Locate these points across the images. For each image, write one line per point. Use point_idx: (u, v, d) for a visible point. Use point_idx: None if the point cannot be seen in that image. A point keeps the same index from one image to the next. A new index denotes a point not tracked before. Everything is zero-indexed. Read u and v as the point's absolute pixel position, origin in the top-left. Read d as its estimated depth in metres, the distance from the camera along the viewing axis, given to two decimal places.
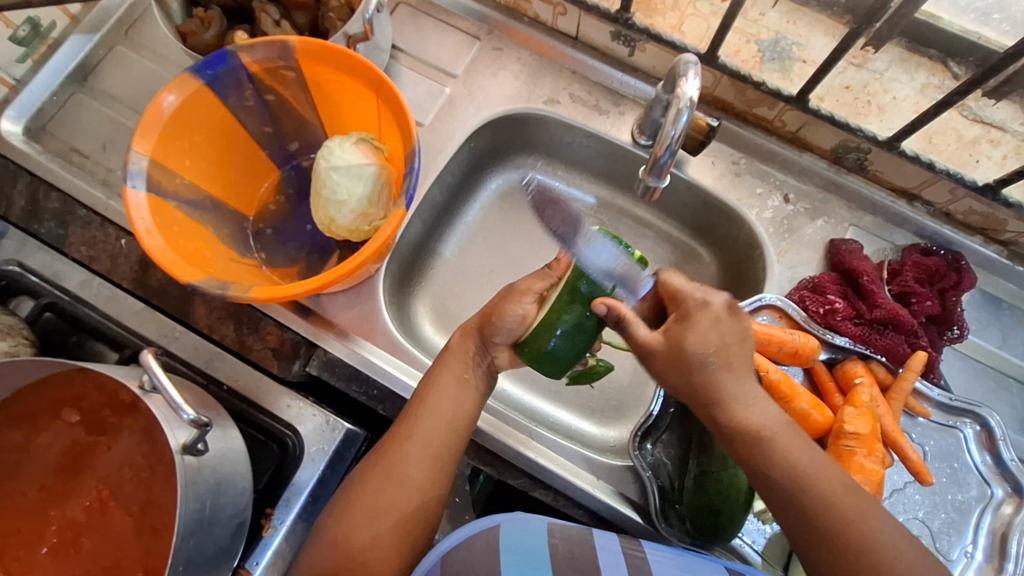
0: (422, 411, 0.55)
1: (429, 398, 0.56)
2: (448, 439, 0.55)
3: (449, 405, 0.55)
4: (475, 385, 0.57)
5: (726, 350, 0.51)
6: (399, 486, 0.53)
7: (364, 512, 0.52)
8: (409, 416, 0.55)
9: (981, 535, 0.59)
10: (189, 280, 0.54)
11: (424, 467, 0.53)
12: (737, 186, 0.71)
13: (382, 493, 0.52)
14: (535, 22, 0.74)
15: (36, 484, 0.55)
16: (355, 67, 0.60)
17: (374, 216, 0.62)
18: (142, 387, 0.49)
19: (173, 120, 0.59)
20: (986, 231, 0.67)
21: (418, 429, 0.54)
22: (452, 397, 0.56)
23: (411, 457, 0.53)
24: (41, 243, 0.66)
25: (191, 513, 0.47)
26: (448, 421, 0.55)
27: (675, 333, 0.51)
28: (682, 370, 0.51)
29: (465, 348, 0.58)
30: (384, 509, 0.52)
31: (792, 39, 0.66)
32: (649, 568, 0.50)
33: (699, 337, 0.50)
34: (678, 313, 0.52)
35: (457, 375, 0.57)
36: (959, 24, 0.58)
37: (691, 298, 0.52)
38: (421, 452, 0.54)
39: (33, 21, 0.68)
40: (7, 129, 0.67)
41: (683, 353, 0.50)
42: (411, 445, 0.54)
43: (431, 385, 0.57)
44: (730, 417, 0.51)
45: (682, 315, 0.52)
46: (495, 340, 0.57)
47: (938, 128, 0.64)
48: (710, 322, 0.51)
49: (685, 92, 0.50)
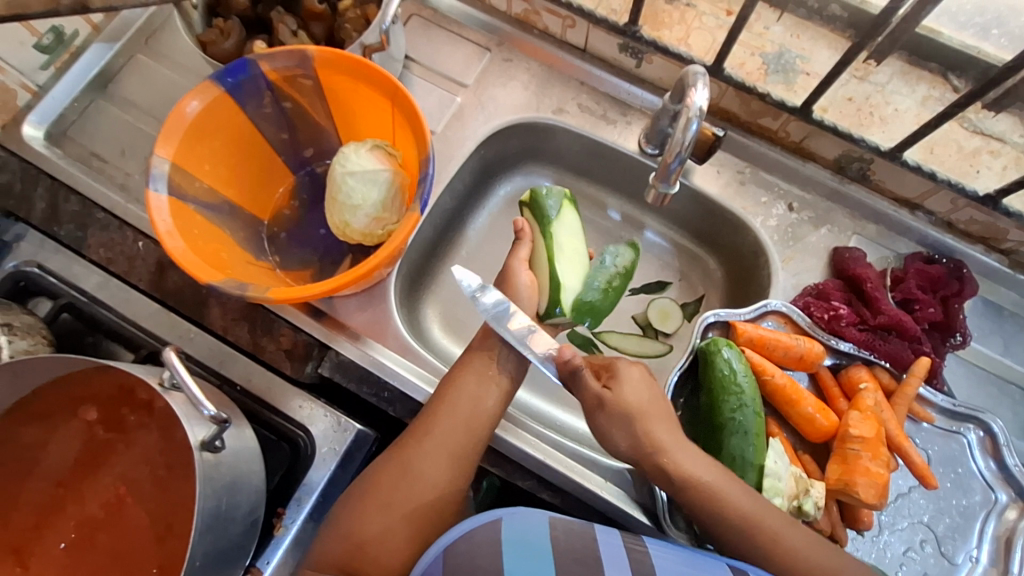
0: (441, 408, 0.57)
1: (449, 395, 0.58)
2: (467, 434, 0.56)
3: (469, 402, 0.57)
4: (498, 382, 0.59)
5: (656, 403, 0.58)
6: (414, 481, 0.54)
7: (377, 506, 0.52)
8: (429, 413, 0.57)
9: (986, 541, 0.60)
10: (208, 280, 0.56)
11: (440, 464, 0.55)
12: (743, 195, 0.72)
13: (397, 488, 0.53)
14: (544, 34, 0.76)
15: (53, 479, 0.56)
16: (371, 76, 0.61)
17: (388, 221, 0.64)
18: (162, 385, 0.50)
19: (195, 124, 0.61)
20: (987, 240, 0.68)
21: (437, 424, 0.56)
22: (472, 394, 0.58)
23: (429, 453, 0.55)
24: (60, 245, 0.68)
25: (208, 508, 0.48)
26: (467, 416, 0.57)
27: (615, 390, 0.58)
28: (622, 424, 0.57)
29: (489, 347, 0.61)
30: (398, 504, 0.53)
31: (796, 52, 0.68)
32: (652, 564, 0.50)
33: (634, 391, 0.58)
34: (609, 374, 0.60)
35: (479, 373, 0.59)
36: (959, 40, 0.60)
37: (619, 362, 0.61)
38: (438, 448, 0.55)
39: (58, 30, 0.68)
40: (29, 134, 0.69)
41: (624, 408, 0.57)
42: (428, 442, 0.55)
43: (452, 383, 0.59)
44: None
45: (614, 375, 0.59)
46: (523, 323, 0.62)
47: (939, 138, 0.65)
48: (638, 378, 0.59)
49: (695, 101, 0.52)
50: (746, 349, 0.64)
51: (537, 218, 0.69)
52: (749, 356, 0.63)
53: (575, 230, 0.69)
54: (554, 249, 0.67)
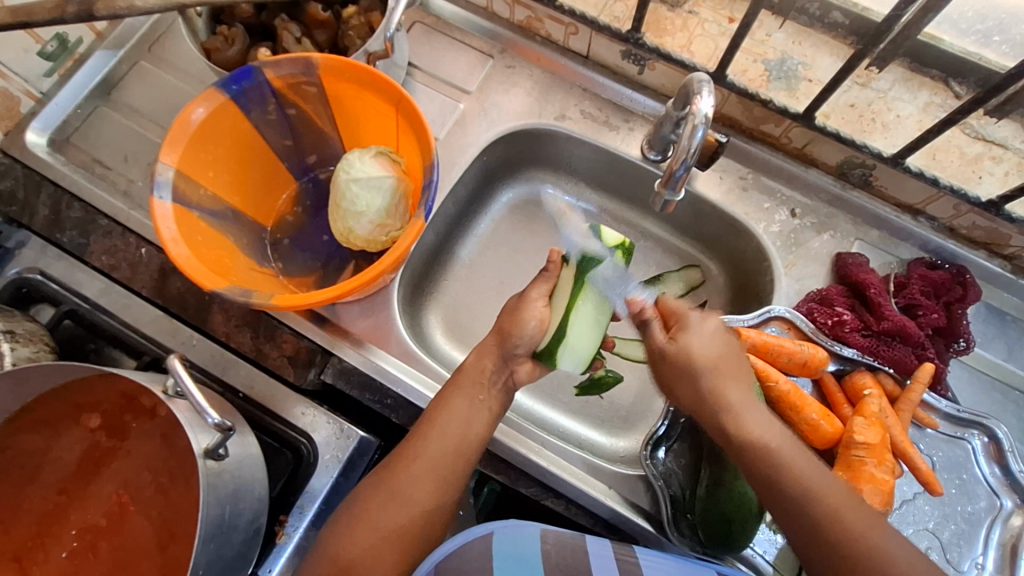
0: (431, 431, 0.56)
1: (439, 417, 0.56)
2: (455, 459, 0.55)
3: (459, 426, 0.56)
4: (487, 407, 0.58)
5: (728, 361, 0.54)
6: (402, 504, 0.53)
7: (366, 527, 0.52)
8: (418, 435, 0.56)
9: (991, 547, 0.59)
10: (212, 287, 0.55)
11: (429, 488, 0.54)
12: (745, 201, 0.72)
13: (385, 511, 0.52)
14: (547, 40, 0.76)
15: (55, 487, 0.55)
16: (375, 83, 0.61)
17: (391, 227, 0.64)
18: (166, 393, 0.50)
19: (199, 132, 0.61)
20: (990, 246, 0.68)
21: (426, 449, 0.55)
22: (462, 418, 0.56)
23: (417, 478, 0.54)
24: (63, 251, 0.68)
25: (211, 517, 0.47)
26: (456, 442, 0.55)
27: (681, 341, 0.54)
28: (688, 379, 0.53)
29: (481, 369, 0.58)
30: (386, 527, 0.52)
31: (797, 59, 0.68)
32: (643, 572, 0.50)
33: (703, 347, 0.53)
34: (678, 324, 0.56)
35: (469, 397, 0.57)
36: (961, 46, 0.61)
37: (692, 314, 0.56)
38: (426, 474, 0.54)
39: (61, 37, 0.68)
40: (33, 141, 0.69)
41: (691, 362, 0.53)
42: (418, 465, 0.54)
43: (442, 406, 0.57)
44: (741, 436, 0.53)
45: (683, 325, 0.55)
46: (516, 352, 0.59)
47: (941, 144, 0.66)
48: (710, 334, 0.54)
49: (701, 108, 0.52)
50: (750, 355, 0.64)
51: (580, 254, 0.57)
52: (753, 362, 0.63)
53: None
54: (576, 298, 0.58)
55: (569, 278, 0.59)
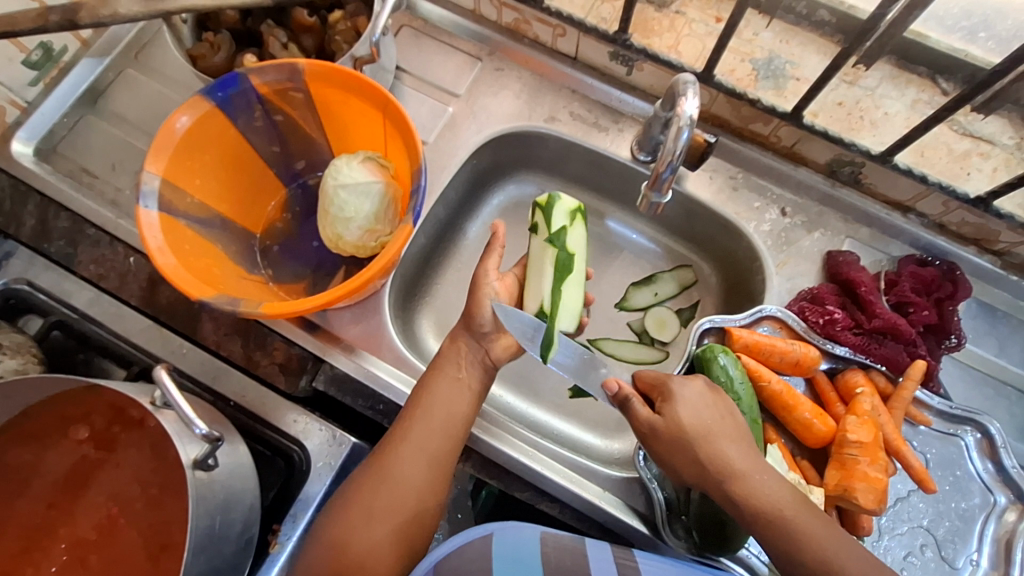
0: (417, 413, 0.56)
1: (423, 399, 0.56)
2: (444, 440, 0.55)
3: (444, 407, 0.56)
4: (469, 384, 0.58)
5: (722, 423, 0.54)
6: (393, 487, 0.53)
7: (359, 514, 0.51)
8: (404, 418, 0.56)
9: (986, 543, 0.59)
10: (200, 296, 0.55)
11: (420, 470, 0.54)
12: (736, 201, 0.72)
13: (376, 496, 0.52)
14: (535, 43, 0.76)
15: (45, 500, 0.55)
16: (358, 87, 0.61)
17: (380, 233, 0.64)
18: (153, 404, 0.49)
19: (185, 140, 0.60)
20: (980, 242, 0.68)
21: (413, 430, 0.55)
22: (446, 399, 0.56)
23: (407, 459, 0.54)
24: (50, 261, 0.67)
25: (201, 528, 0.47)
26: (442, 422, 0.55)
27: (669, 413, 0.55)
28: (681, 450, 0.53)
29: (456, 351, 0.59)
30: (380, 512, 0.52)
31: (785, 58, 0.68)
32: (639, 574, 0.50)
33: (689, 412, 0.54)
34: (663, 397, 0.56)
35: (451, 377, 0.57)
36: (946, 43, 0.61)
37: (670, 381, 0.57)
38: (416, 455, 0.54)
39: (46, 46, 0.68)
40: (18, 150, 0.69)
41: (682, 432, 0.53)
42: (406, 447, 0.54)
43: (425, 388, 0.57)
44: (754, 476, 0.52)
45: (664, 396, 0.56)
46: (485, 331, 0.59)
47: (929, 142, 0.66)
48: (695, 394, 0.56)
49: (685, 110, 0.52)
50: (742, 355, 0.64)
51: (543, 223, 0.63)
52: (746, 362, 0.63)
53: (581, 242, 0.64)
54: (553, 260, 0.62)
55: (539, 246, 0.63)
